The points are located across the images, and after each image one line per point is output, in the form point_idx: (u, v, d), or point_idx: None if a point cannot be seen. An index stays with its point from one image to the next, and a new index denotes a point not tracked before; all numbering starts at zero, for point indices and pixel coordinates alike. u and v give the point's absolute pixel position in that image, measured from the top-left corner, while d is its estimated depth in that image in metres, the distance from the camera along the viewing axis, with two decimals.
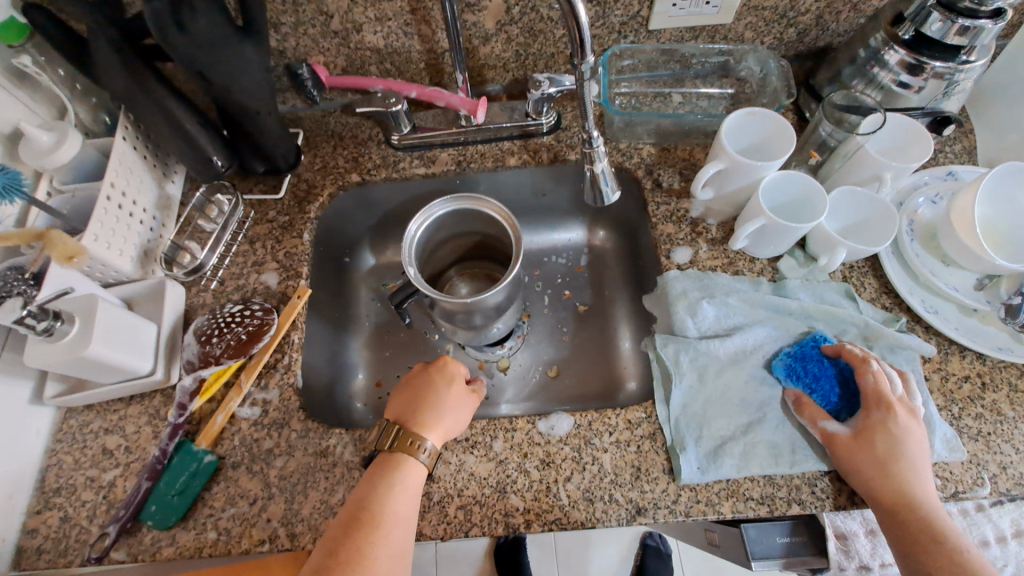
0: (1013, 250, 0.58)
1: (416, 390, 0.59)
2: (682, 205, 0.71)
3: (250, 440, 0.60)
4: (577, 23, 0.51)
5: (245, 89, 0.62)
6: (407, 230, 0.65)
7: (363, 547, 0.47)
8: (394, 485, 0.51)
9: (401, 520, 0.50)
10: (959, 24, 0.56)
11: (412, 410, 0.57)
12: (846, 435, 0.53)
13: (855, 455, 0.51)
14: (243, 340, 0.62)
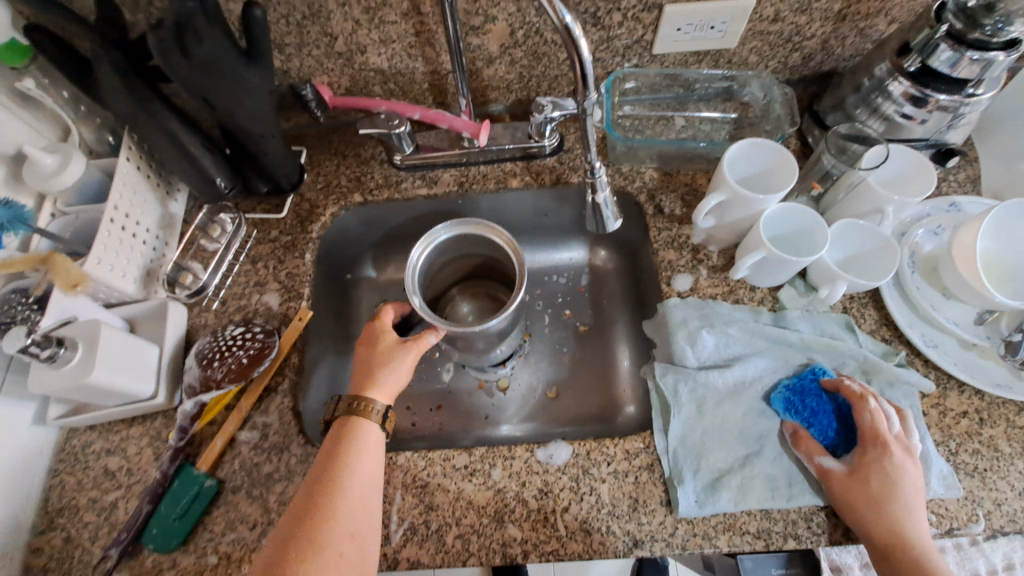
0: (1012, 286, 0.58)
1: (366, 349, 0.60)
2: (684, 232, 0.71)
3: (250, 464, 0.60)
4: (578, 55, 0.50)
5: (249, 112, 0.62)
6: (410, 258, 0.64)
7: (326, 516, 0.47)
8: (352, 462, 0.51)
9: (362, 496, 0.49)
10: (968, 56, 0.56)
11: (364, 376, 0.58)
12: (841, 472, 0.53)
13: (851, 493, 0.52)
14: (244, 364, 0.62)
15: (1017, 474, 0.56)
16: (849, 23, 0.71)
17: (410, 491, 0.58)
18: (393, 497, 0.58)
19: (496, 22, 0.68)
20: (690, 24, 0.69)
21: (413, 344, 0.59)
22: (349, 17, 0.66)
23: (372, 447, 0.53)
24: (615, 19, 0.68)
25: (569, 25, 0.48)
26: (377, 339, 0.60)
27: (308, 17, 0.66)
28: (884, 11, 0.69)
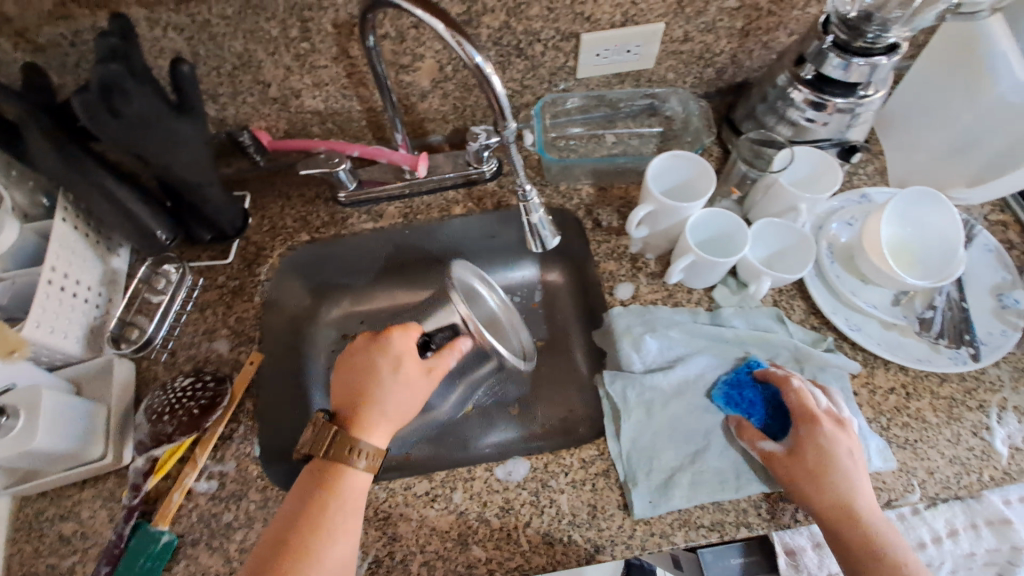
0: (920, 267, 0.64)
1: (369, 359, 0.60)
2: (622, 242, 0.74)
3: (209, 515, 0.59)
4: (493, 92, 0.54)
5: (185, 164, 0.63)
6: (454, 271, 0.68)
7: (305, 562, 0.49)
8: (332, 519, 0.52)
9: (342, 524, 0.52)
10: (855, 63, 0.62)
11: (373, 391, 0.58)
12: (782, 453, 0.56)
13: (791, 472, 0.55)
14: (196, 415, 0.62)
15: (944, 442, 0.60)
16: (753, 38, 0.76)
17: (373, 524, 0.58)
18: None
19: (424, 59, 0.71)
20: (607, 49, 0.74)
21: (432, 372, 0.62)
22: (280, 64, 0.68)
23: (362, 485, 0.55)
24: (537, 49, 0.72)
25: (480, 62, 0.52)
26: (390, 347, 0.61)
27: (239, 67, 0.67)
28: (782, 25, 0.75)
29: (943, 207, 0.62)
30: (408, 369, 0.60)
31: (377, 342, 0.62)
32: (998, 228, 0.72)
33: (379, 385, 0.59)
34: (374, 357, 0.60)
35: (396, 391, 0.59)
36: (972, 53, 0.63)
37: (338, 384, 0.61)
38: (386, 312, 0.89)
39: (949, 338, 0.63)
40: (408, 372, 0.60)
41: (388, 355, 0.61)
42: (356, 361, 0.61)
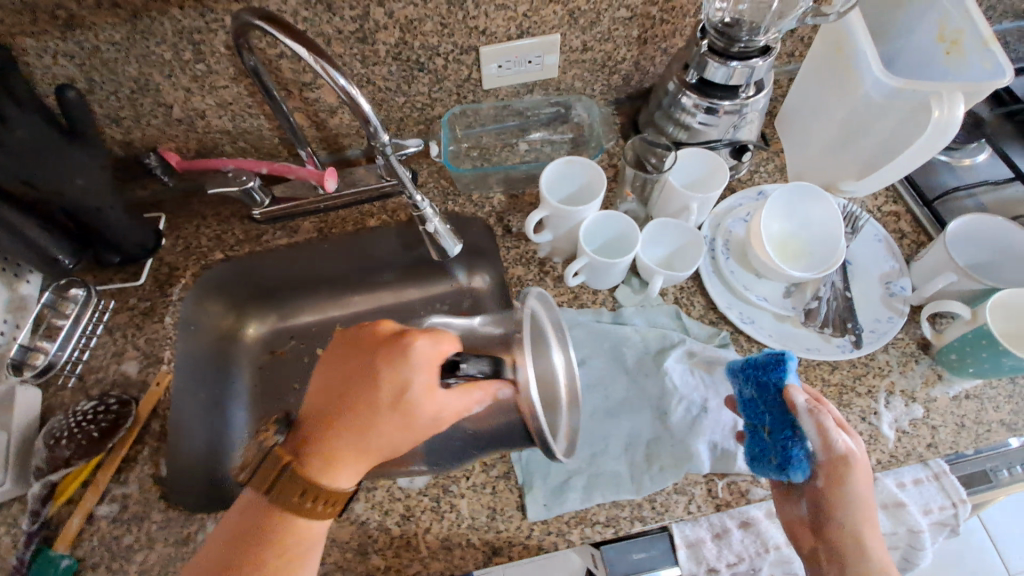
0: (806, 259, 0.66)
1: (373, 363, 0.46)
2: (531, 247, 0.75)
3: (110, 538, 0.59)
4: (361, 112, 0.53)
5: (80, 189, 0.64)
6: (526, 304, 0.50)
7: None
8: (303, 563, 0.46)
9: (297, 557, 0.46)
10: (733, 68, 0.64)
11: (367, 409, 0.45)
12: (856, 467, 0.51)
13: (871, 479, 0.51)
14: (96, 437, 0.62)
15: None
16: (651, 45, 0.79)
17: None
18: None
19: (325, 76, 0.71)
20: (508, 60, 0.75)
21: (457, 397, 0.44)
22: (178, 86, 0.69)
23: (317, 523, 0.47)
24: (439, 63, 0.74)
25: (344, 86, 0.51)
26: (410, 357, 0.45)
27: (137, 90, 0.68)
28: (678, 31, 0.78)
29: (822, 199, 0.65)
30: (404, 400, 0.45)
31: (392, 345, 0.46)
32: (891, 217, 0.74)
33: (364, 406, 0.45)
34: (380, 363, 0.46)
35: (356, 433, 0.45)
36: (841, 51, 0.65)
37: (322, 379, 0.49)
38: (316, 327, 0.87)
39: (834, 326, 0.65)
40: (375, 401, 0.45)
41: (400, 369, 0.45)
42: (371, 360, 0.47)
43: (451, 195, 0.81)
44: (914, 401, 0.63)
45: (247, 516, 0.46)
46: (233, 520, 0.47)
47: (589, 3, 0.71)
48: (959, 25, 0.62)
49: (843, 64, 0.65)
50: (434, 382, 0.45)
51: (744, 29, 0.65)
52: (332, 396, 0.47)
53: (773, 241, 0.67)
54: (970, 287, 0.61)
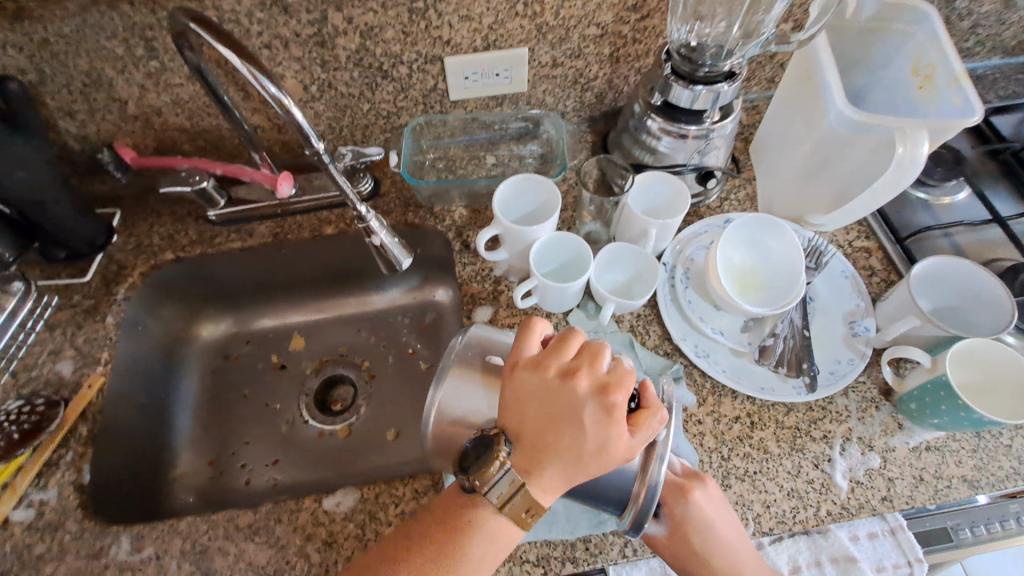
0: (766, 293, 0.64)
1: (581, 411, 0.46)
2: (487, 265, 0.73)
3: (21, 547, 0.57)
4: (297, 123, 0.52)
5: (19, 182, 0.62)
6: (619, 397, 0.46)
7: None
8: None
9: (487, 559, 0.49)
10: (695, 91, 0.62)
11: (570, 452, 0.46)
12: (664, 535, 0.52)
13: (681, 552, 0.52)
14: (14, 440, 0.60)
15: (784, 474, 0.58)
16: (624, 64, 0.77)
17: (188, 557, 0.56)
18: (168, 566, 0.55)
19: (285, 79, 0.70)
20: (474, 72, 0.74)
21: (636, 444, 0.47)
22: (132, 81, 0.67)
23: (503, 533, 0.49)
24: (403, 72, 0.72)
25: (276, 94, 0.51)
26: (613, 414, 0.46)
27: (89, 85, 0.66)
28: (651, 51, 0.76)
29: (783, 232, 0.63)
30: (610, 449, 0.46)
31: (596, 399, 0.46)
32: (862, 253, 0.71)
33: (558, 449, 0.46)
34: (586, 412, 0.46)
35: (577, 469, 0.46)
36: (809, 82, 0.64)
37: (522, 402, 0.48)
38: (274, 331, 0.88)
39: (789, 366, 0.62)
40: (576, 445, 0.46)
41: (608, 424, 0.46)
42: (574, 407, 0.47)
43: (411, 207, 0.79)
44: (871, 449, 0.60)
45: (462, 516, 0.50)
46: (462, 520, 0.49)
47: (556, 18, 0.69)
48: (931, 61, 0.62)
49: (810, 96, 0.64)
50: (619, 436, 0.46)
51: (709, 55, 0.65)
52: (528, 427, 0.47)
53: (731, 273, 0.65)
54: (931, 332, 0.57)
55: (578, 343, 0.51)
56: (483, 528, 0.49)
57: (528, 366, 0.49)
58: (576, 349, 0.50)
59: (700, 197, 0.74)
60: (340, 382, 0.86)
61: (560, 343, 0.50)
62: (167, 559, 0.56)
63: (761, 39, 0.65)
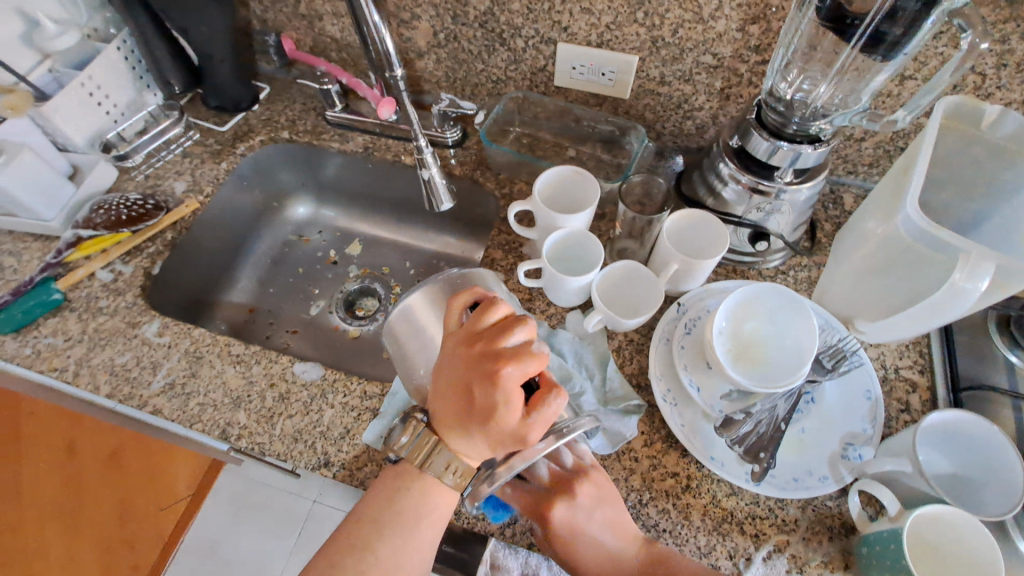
0: (764, 370, 0.59)
1: (469, 382, 0.44)
2: (520, 239, 0.77)
3: (93, 296, 0.74)
4: (383, 48, 0.62)
5: (202, 34, 0.79)
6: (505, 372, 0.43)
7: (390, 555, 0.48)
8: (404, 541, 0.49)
9: (425, 528, 0.49)
10: (778, 147, 0.59)
11: (464, 418, 0.45)
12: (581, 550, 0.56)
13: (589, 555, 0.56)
14: (122, 220, 0.78)
15: (692, 549, 0.55)
16: (734, 103, 0.75)
17: (186, 357, 0.69)
18: (172, 356, 0.69)
19: (420, 20, 0.78)
20: (582, 65, 0.77)
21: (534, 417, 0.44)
22: None
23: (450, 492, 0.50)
24: (519, 44, 0.77)
25: (377, 22, 0.61)
26: (494, 385, 0.43)
27: None
28: None
29: (805, 316, 0.59)
30: (500, 419, 0.44)
31: (482, 370, 0.44)
32: (904, 384, 0.63)
33: (458, 415, 0.46)
34: (473, 383, 0.44)
35: (477, 436, 0.45)
36: (904, 177, 0.59)
37: (437, 365, 0.48)
38: (342, 231, 1.01)
39: (747, 450, 0.57)
40: (470, 414, 0.45)
41: (490, 393, 0.43)
42: (466, 374, 0.44)
43: (483, 167, 0.85)
44: (800, 574, 0.53)
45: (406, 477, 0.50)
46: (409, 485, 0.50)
47: (673, 36, 0.69)
48: None
49: (899, 192, 0.59)
50: (512, 409, 0.43)
51: (797, 111, 0.62)
52: (439, 389, 0.47)
53: (732, 338, 0.62)
54: (919, 487, 0.50)
55: (500, 313, 0.47)
56: (414, 491, 0.50)
57: (449, 330, 0.48)
58: (497, 317, 0.47)
59: (752, 259, 0.71)
60: (370, 293, 0.96)
61: (477, 310, 0.47)
62: (173, 351, 0.69)
63: (851, 111, 0.60)
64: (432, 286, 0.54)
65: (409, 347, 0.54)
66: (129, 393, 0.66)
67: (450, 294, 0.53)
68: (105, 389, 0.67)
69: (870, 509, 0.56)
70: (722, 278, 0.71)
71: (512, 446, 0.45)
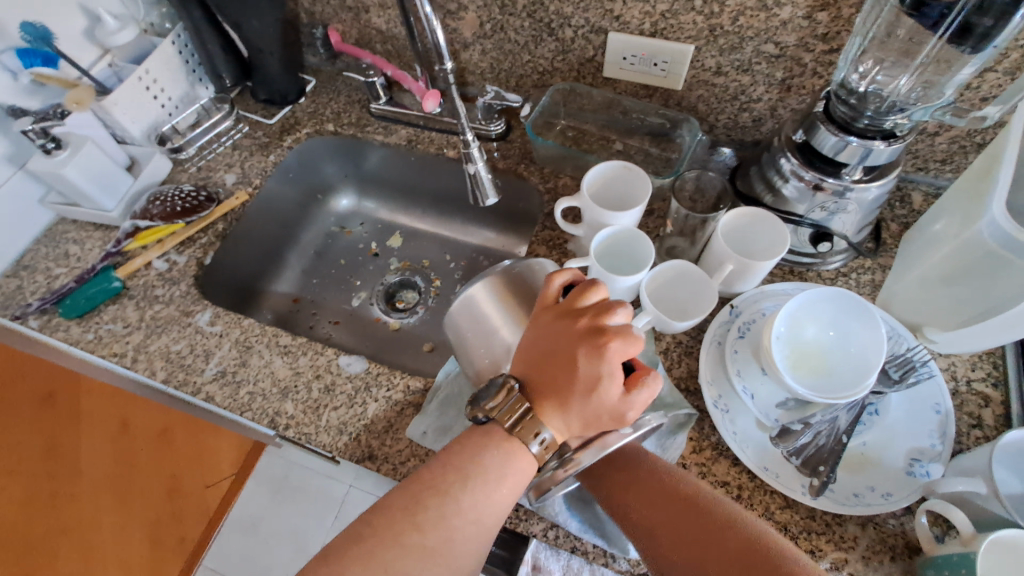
0: (824, 379, 0.57)
1: (574, 354, 0.46)
2: (564, 236, 0.75)
3: (149, 284, 0.77)
4: (437, 42, 0.61)
5: (253, 29, 0.80)
6: (611, 346, 0.45)
7: (459, 523, 0.44)
8: (478, 507, 0.44)
9: (506, 491, 0.46)
10: (848, 142, 0.55)
11: (564, 392, 0.46)
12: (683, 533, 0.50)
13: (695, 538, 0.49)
14: (178, 211, 0.81)
15: None
16: (795, 94, 0.71)
17: (236, 346, 0.71)
18: (223, 345, 0.71)
19: (467, 11, 0.77)
20: (633, 55, 0.74)
21: (631, 392, 0.45)
22: None
23: (527, 467, 0.47)
24: (568, 34, 0.75)
25: (428, 13, 0.58)
26: (601, 358, 0.45)
27: None
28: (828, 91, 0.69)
29: (871, 325, 0.56)
30: (602, 393, 0.45)
31: (590, 342, 0.46)
32: (976, 397, 0.59)
33: (555, 388, 0.47)
34: (579, 354, 0.46)
35: (574, 410, 0.46)
36: (987, 176, 0.56)
37: (532, 342, 0.50)
38: (384, 222, 1.02)
39: (805, 463, 0.55)
40: (570, 387, 0.46)
41: (595, 366, 0.45)
42: (569, 349, 0.46)
43: (527, 161, 0.84)
44: None
45: (486, 445, 0.47)
46: (488, 455, 0.46)
47: (733, 23, 0.66)
48: None
49: (983, 192, 0.56)
50: (615, 385, 0.45)
51: (872, 105, 0.58)
52: (534, 365, 0.49)
53: (791, 344, 0.59)
54: (991, 509, 0.47)
55: (598, 296, 0.50)
56: (497, 452, 0.47)
57: (548, 309, 0.51)
58: (595, 300, 0.50)
59: (811, 259, 0.67)
60: (411, 286, 0.96)
61: (577, 291, 0.50)
62: (224, 340, 0.71)
63: (935, 105, 0.56)
64: (492, 276, 0.56)
65: (472, 336, 0.57)
66: (183, 379, 0.69)
67: (512, 285, 0.56)
68: (161, 375, 0.69)
69: (937, 529, 0.52)
70: (778, 279, 0.68)
71: (607, 423, 0.46)
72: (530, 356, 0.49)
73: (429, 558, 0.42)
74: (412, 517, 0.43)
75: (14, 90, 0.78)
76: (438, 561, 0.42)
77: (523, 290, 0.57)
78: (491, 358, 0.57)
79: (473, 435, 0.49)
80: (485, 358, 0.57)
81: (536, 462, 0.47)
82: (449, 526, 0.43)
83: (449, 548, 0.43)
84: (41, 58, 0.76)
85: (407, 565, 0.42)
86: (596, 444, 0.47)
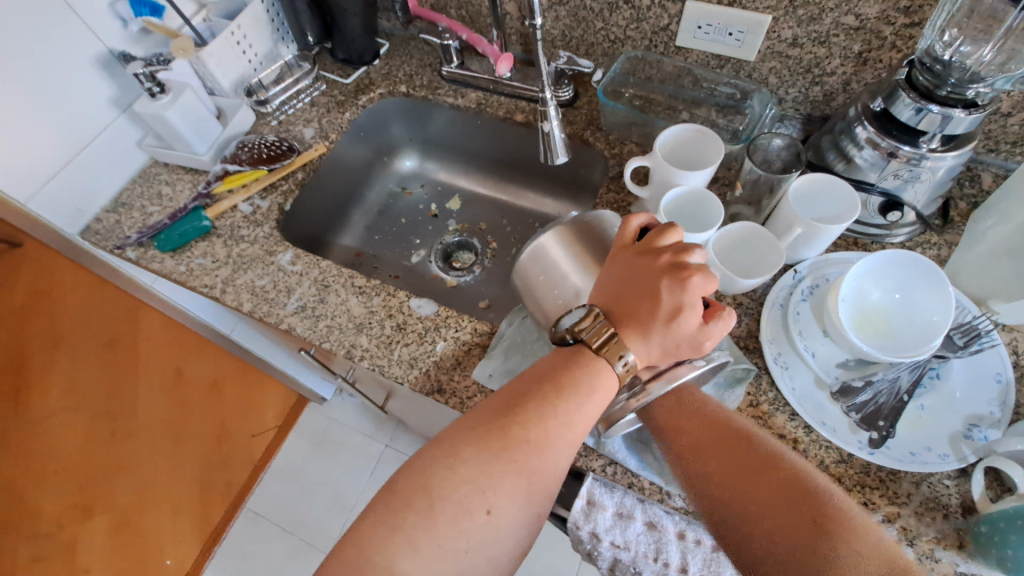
0: (888, 338, 0.59)
1: (656, 286, 0.49)
2: (628, 199, 0.77)
3: (234, 224, 0.82)
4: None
5: None
6: (693, 282, 0.48)
7: (548, 432, 0.47)
8: (570, 413, 0.48)
9: (592, 404, 0.49)
10: (928, 110, 0.56)
11: (646, 320, 0.49)
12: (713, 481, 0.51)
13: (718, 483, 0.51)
14: (264, 158, 0.86)
15: None
16: (871, 68, 0.71)
17: (315, 284, 0.76)
18: (303, 283, 0.76)
19: None
20: (709, 24, 0.75)
21: (708, 322, 0.49)
22: None
23: (608, 387, 0.49)
24: (645, 2, 0.77)
25: None
26: (682, 289, 0.48)
27: None
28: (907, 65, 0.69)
29: (935, 287, 0.58)
30: (683, 322, 0.48)
31: (672, 276, 0.49)
32: None
33: (636, 317, 0.50)
34: (661, 286, 0.49)
35: (655, 338, 0.49)
36: None
37: (611, 276, 0.53)
38: (445, 185, 1.07)
39: (865, 418, 0.57)
40: (651, 316, 0.49)
41: (676, 297, 0.48)
42: (650, 281, 0.49)
43: (593, 126, 0.86)
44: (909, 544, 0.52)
45: (574, 367, 0.50)
46: (575, 372, 0.49)
47: None
48: None
49: None
50: (695, 316, 0.48)
51: (955, 72, 0.59)
52: (614, 297, 0.51)
53: (855, 306, 0.61)
54: None
55: (674, 238, 0.53)
56: (585, 370, 0.50)
57: (627, 247, 0.54)
58: (672, 241, 0.53)
59: (879, 229, 0.68)
60: (468, 247, 1.00)
61: (655, 232, 0.53)
62: (304, 279, 0.76)
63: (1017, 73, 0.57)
64: (562, 226, 0.59)
65: (542, 281, 0.59)
66: (267, 311, 0.74)
67: (581, 233, 0.59)
68: (247, 306, 0.75)
69: (991, 492, 0.53)
70: (843, 248, 0.69)
71: (684, 352, 0.50)
72: (610, 289, 0.52)
73: (529, 450, 0.46)
74: (509, 418, 0.47)
75: (124, 37, 0.84)
76: (535, 454, 0.46)
77: (591, 238, 0.59)
78: (563, 300, 0.58)
79: (555, 359, 0.52)
80: (557, 300, 0.58)
81: (616, 382, 0.50)
82: (542, 428, 0.47)
83: (546, 445, 0.47)
84: (149, 8, 0.82)
85: (508, 454, 0.46)
86: (665, 376, 0.52)
